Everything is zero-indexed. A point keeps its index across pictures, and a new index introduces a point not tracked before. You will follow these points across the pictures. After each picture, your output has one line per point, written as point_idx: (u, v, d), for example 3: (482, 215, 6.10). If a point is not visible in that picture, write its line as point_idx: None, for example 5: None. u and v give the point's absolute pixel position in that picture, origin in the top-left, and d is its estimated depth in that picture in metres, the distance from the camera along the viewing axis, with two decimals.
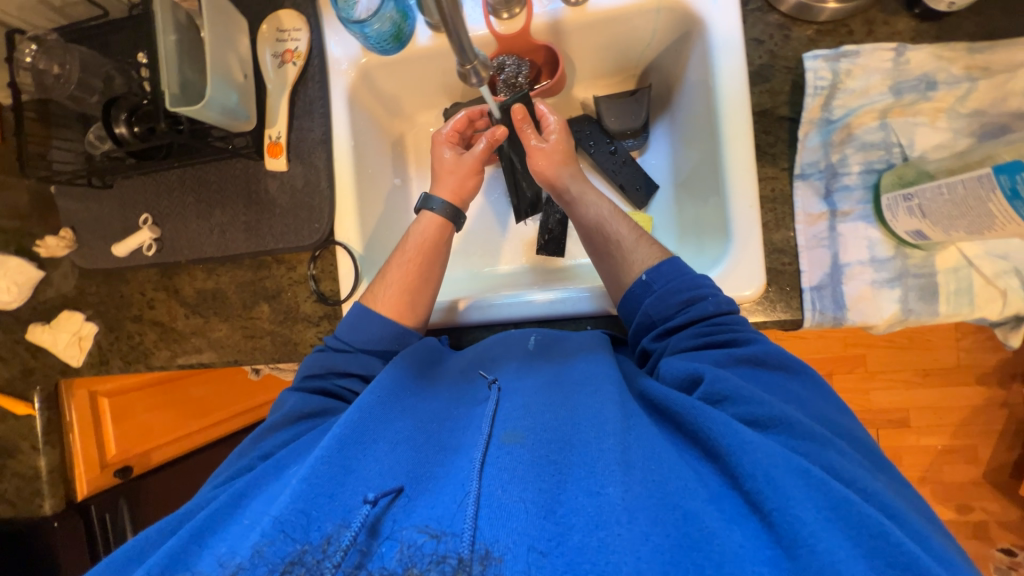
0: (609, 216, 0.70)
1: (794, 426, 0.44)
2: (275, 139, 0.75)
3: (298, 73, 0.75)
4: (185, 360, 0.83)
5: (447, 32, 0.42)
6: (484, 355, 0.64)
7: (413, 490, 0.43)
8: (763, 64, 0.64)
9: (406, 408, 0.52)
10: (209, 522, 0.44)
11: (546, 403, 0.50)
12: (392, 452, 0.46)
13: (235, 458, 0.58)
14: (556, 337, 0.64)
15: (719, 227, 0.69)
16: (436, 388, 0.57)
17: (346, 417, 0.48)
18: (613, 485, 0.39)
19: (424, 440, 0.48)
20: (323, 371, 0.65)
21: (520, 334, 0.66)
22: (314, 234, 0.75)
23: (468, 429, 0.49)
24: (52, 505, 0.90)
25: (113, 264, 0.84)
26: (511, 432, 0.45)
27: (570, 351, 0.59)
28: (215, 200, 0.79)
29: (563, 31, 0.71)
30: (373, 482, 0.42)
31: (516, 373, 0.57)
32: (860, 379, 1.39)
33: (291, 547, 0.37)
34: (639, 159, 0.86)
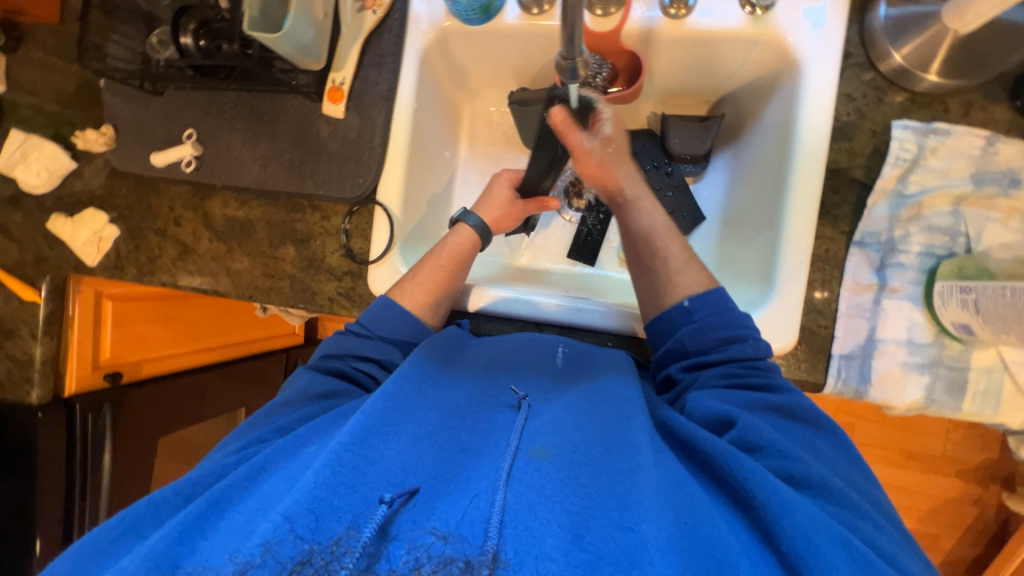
0: (662, 231, 0.66)
1: (833, 493, 0.45)
2: (339, 84, 0.73)
3: (375, 23, 0.73)
4: (200, 284, 0.83)
5: (565, 17, 0.40)
6: (512, 356, 0.63)
7: (431, 490, 0.42)
8: (849, 122, 0.62)
9: (429, 401, 0.51)
10: (226, 493, 0.46)
11: (577, 423, 0.48)
12: (414, 447, 0.45)
13: (250, 429, 0.60)
14: (587, 354, 0.64)
15: (760, 270, 0.68)
16: (460, 381, 0.56)
17: (370, 408, 0.47)
18: (647, 523, 0.38)
19: (447, 437, 0.48)
20: (342, 352, 0.66)
21: (548, 342, 0.66)
22: (357, 189, 0.74)
23: (494, 434, 0.49)
24: (38, 395, 0.92)
25: (148, 173, 0.82)
26: (539, 447, 0.45)
27: (598, 371, 0.59)
28: (265, 131, 0.77)
29: (654, 41, 0.69)
30: (392, 478, 0.42)
31: (547, 394, 0.56)
32: None
33: (298, 546, 0.37)
34: (692, 186, 0.85)
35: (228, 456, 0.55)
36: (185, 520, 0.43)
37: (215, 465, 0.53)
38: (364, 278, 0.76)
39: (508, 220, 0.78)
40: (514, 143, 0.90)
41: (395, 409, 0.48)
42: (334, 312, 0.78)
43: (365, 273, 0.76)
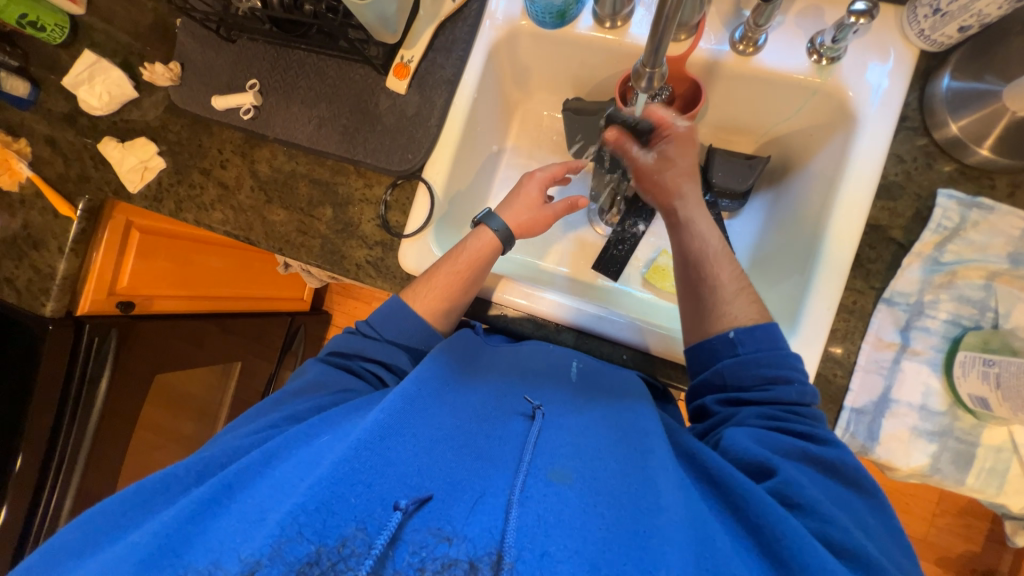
0: (712, 255, 0.66)
1: (874, 566, 0.43)
2: (406, 61, 0.75)
3: (452, 10, 0.75)
4: (234, 229, 0.84)
5: (655, 31, 0.43)
6: (530, 367, 0.64)
7: (444, 499, 0.43)
8: (895, 182, 0.64)
9: (445, 405, 0.52)
10: (238, 476, 0.46)
11: (596, 449, 0.49)
12: (429, 451, 0.46)
13: (267, 411, 0.61)
14: (599, 372, 0.64)
15: (784, 312, 0.69)
16: (475, 387, 0.57)
17: (387, 408, 0.48)
18: (666, 565, 0.38)
19: (462, 444, 0.48)
20: (353, 350, 0.67)
21: (563, 356, 0.67)
22: (404, 163, 0.76)
23: (509, 443, 0.50)
24: (53, 309, 0.94)
25: (205, 113, 0.84)
26: (558, 470, 0.46)
27: (617, 392, 0.59)
28: (326, 94, 0.79)
29: (717, 73, 0.70)
30: (405, 482, 0.43)
31: (562, 410, 0.56)
32: None
33: (307, 547, 0.37)
34: (726, 221, 0.86)
35: (244, 434, 0.56)
36: (197, 500, 0.43)
37: (229, 445, 0.54)
38: (395, 250, 0.77)
39: (534, 227, 0.76)
40: (559, 150, 0.92)
41: (412, 410, 0.49)
42: (359, 279, 0.79)
43: (397, 246, 0.77)
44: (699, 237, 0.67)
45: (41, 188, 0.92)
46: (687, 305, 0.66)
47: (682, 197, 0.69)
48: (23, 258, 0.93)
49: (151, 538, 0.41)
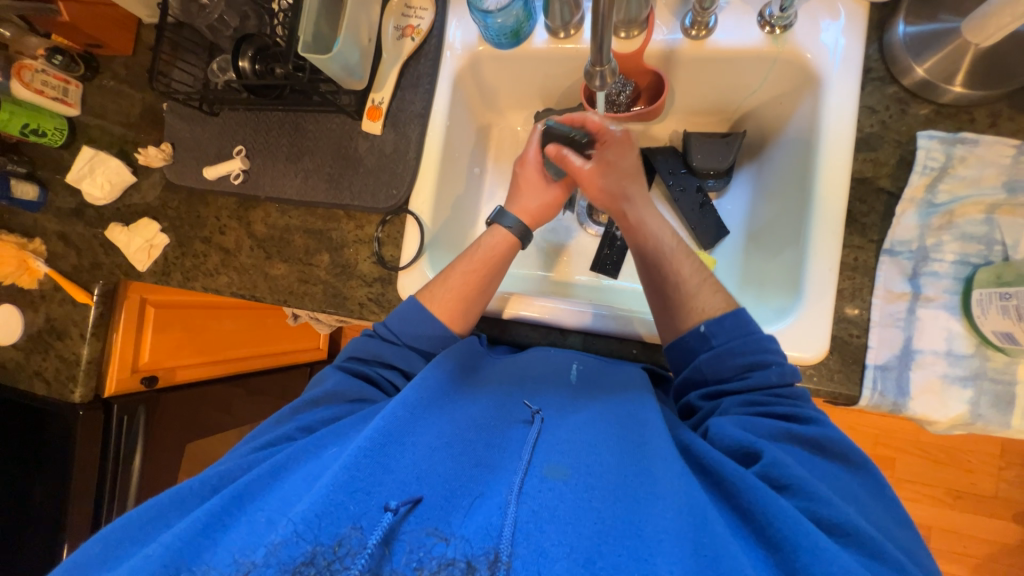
0: (670, 252, 0.66)
1: (868, 543, 0.42)
2: (378, 104, 0.78)
3: (413, 49, 0.78)
4: (240, 290, 0.87)
5: (594, 32, 0.44)
6: (528, 371, 0.65)
7: (440, 504, 0.43)
8: (872, 133, 0.63)
9: (446, 412, 0.53)
10: (248, 488, 0.46)
11: (593, 444, 0.49)
12: (429, 457, 0.46)
13: (277, 424, 0.61)
14: (598, 371, 0.65)
15: (787, 281, 0.68)
16: (476, 395, 0.58)
17: (388, 415, 0.48)
18: (662, 555, 0.37)
19: (461, 450, 0.49)
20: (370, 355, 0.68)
21: (562, 359, 0.67)
22: (390, 199, 0.78)
23: (510, 450, 0.51)
24: (82, 394, 0.96)
25: (199, 185, 0.88)
26: (553, 466, 0.47)
27: (615, 388, 0.60)
28: (308, 147, 0.83)
29: (676, 61, 0.72)
30: (401, 487, 0.43)
31: (561, 409, 0.57)
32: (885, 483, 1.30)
33: (303, 547, 0.37)
34: (715, 202, 0.87)
35: (251, 450, 0.56)
36: (201, 513, 0.43)
37: (238, 457, 0.54)
38: (394, 284, 0.78)
39: (546, 211, 0.77)
40: None
41: (412, 418, 0.50)
42: (364, 317, 0.80)
43: (395, 279, 0.79)
44: (653, 237, 0.67)
45: (59, 282, 0.97)
46: (655, 301, 0.65)
47: (629, 199, 0.69)
48: (49, 349, 0.98)
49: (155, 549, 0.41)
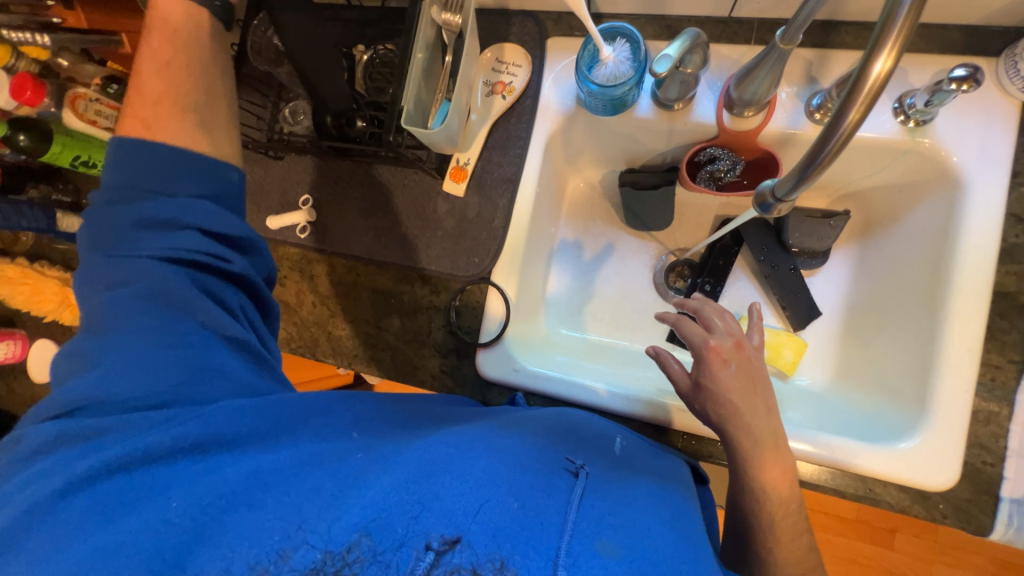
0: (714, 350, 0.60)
1: None
2: (462, 164, 0.73)
3: (504, 107, 0.73)
4: (298, 347, 0.81)
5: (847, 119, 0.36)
6: (572, 430, 0.58)
7: (483, 538, 0.35)
8: (1017, 244, 0.59)
9: (493, 447, 0.46)
10: (228, 493, 0.40)
11: (646, 522, 0.43)
12: (473, 489, 0.39)
13: (175, 333, 0.48)
14: (638, 451, 0.60)
15: (902, 384, 0.64)
16: (522, 436, 0.50)
17: (433, 450, 0.44)
18: None
19: (509, 488, 0.41)
20: (165, 220, 0.50)
21: (605, 429, 0.62)
22: (472, 268, 0.74)
23: (551, 494, 0.42)
24: None
25: (259, 232, 0.82)
26: (607, 541, 0.38)
27: (652, 474, 0.55)
28: (382, 202, 0.78)
29: (795, 142, 0.67)
30: (439, 522, 0.36)
31: (606, 475, 0.49)
32: (921, 543, 1.31)
33: (316, 557, 0.34)
34: (808, 279, 0.81)
35: (189, 368, 0.47)
36: (199, 508, 0.39)
37: (184, 395, 0.46)
38: (470, 357, 0.74)
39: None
40: (613, 221, 0.91)
41: (447, 458, 0.43)
42: (435, 389, 0.75)
43: (472, 353, 0.74)
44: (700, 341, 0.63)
45: None
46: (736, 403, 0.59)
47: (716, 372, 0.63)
48: None
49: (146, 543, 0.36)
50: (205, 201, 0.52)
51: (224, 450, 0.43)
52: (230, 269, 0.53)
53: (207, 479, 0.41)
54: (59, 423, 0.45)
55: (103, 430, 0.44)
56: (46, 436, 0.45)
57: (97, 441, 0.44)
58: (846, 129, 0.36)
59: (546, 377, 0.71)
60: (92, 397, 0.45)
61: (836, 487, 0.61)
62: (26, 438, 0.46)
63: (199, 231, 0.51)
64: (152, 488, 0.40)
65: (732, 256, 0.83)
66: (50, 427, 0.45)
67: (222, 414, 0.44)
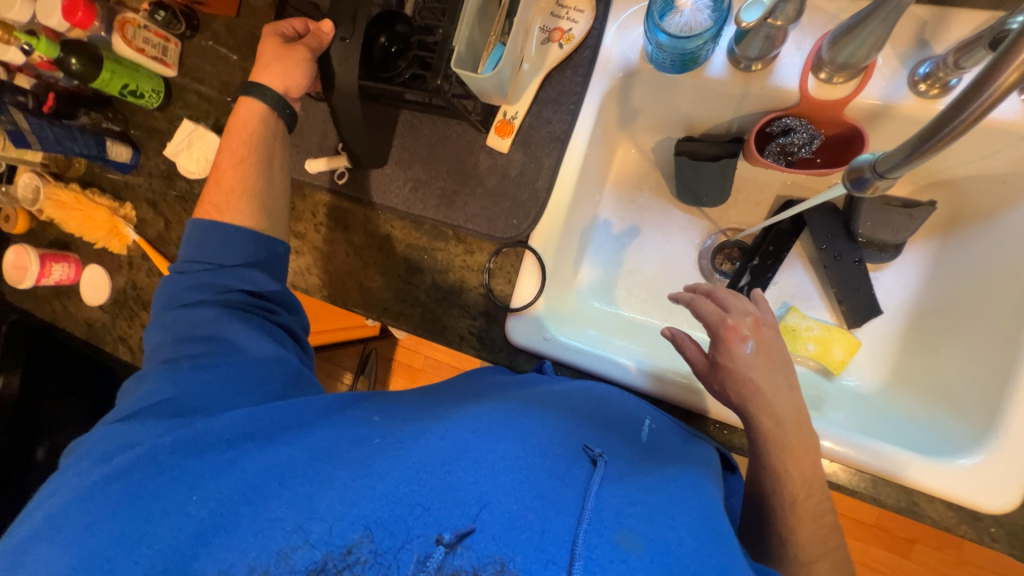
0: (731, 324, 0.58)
1: None
2: (509, 118, 0.69)
3: (560, 58, 0.68)
4: (330, 294, 0.82)
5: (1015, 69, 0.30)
6: (599, 412, 0.55)
7: (493, 533, 0.35)
8: None
9: (512, 431, 0.45)
10: (241, 494, 0.42)
11: (667, 515, 0.40)
12: (489, 480, 0.39)
13: (221, 367, 0.56)
14: (669, 436, 0.58)
15: (968, 402, 0.59)
16: (545, 416, 0.49)
17: (451, 434, 0.43)
18: None
19: (526, 478, 0.39)
20: (223, 285, 0.61)
21: (635, 410, 0.60)
22: (509, 230, 0.71)
23: (567, 484, 0.40)
24: None
25: (297, 175, 0.81)
26: (627, 534, 0.36)
27: (677, 457, 0.53)
28: (422, 154, 0.75)
29: (888, 117, 0.59)
30: (450, 516, 0.36)
31: (630, 463, 0.47)
32: (947, 562, 1.26)
33: (315, 554, 0.35)
34: (872, 274, 0.74)
35: (226, 392, 0.54)
36: (215, 509, 0.41)
37: (212, 405, 0.52)
38: (498, 322, 0.72)
39: None
40: (663, 193, 0.85)
41: (467, 445, 0.42)
42: (461, 350, 0.75)
43: (502, 318, 0.72)
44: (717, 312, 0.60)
45: (147, 251, 0.94)
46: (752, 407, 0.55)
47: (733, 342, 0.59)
48: (133, 318, 0.97)
49: (166, 550, 0.40)
50: (253, 266, 0.63)
51: (240, 447, 0.46)
52: (273, 318, 0.63)
53: (216, 478, 0.44)
54: (113, 427, 0.52)
55: (138, 434, 0.50)
56: (102, 440, 0.51)
57: (137, 440, 0.49)
58: (997, 89, 0.32)
59: (576, 350, 0.69)
60: (144, 408, 0.52)
61: (875, 496, 0.57)
62: (88, 439, 0.54)
63: (246, 294, 0.62)
64: (181, 484, 0.44)
65: (785, 245, 0.77)
66: (110, 430, 0.52)
67: (233, 420, 0.49)
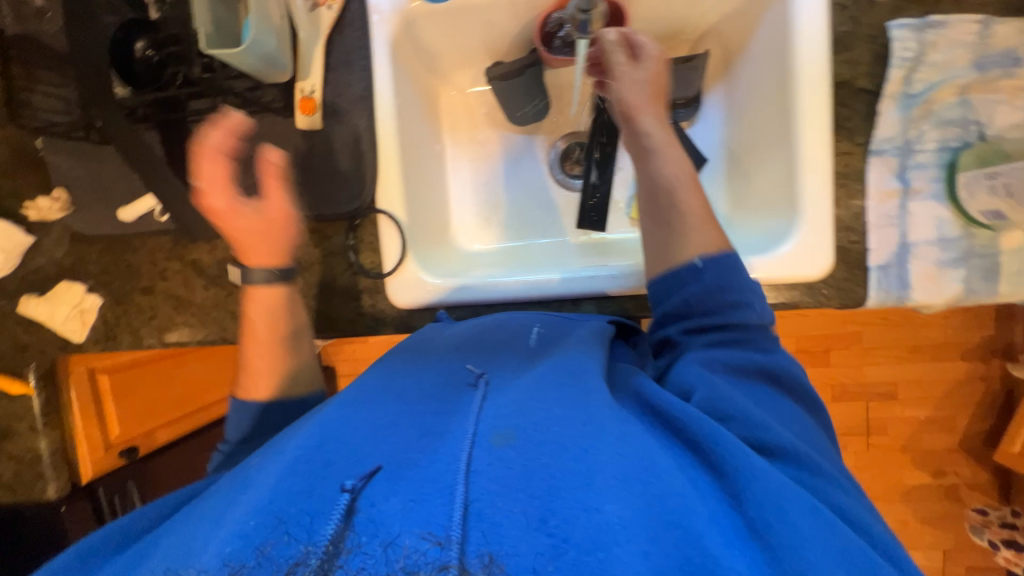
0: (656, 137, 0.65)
1: (800, 457, 0.43)
2: (309, 93, 0.68)
3: (333, 20, 0.68)
4: (206, 336, 0.76)
5: None
6: (484, 337, 0.58)
7: (390, 470, 0.38)
8: (845, 32, 0.61)
9: (394, 393, 0.48)
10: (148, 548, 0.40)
11: (549, 403, 0.43)
12: (378, 437, 0.41)
13: None
14: (560, 330, 0.60)
15: (781, 199, 0.67)
16: (429, 368, 0.53)
17: (342, 410, 0.45)
18: (611, 503, 0.35)
19: (408, 425, 0.43)
20: None
21: (522, 323, 0.62)
22: (352, 201, 0.70)
23: (451, 415, 0.44)
24: (55, 489, 0.83)
25: (121, 229, 0.75)
26: (500, 431, 0.40)
27: (568, 343, 0.55)
28: (239, 160, 0.71)
29: None
30: (349, 468, 0.39)
31: (509, 373, 0.51)
32: (855, 354, 1.41)
33: (294, 548, 0.34)
34: (689, 130, 0.81)
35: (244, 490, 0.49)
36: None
37: None
38: (382, 292, 0.72)
39: None
40: (496, 122, 0.87)
41: (355, 413, 0.44)
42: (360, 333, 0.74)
43: (383, 287, 0.72)
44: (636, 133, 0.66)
45: None
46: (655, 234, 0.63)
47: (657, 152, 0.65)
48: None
49: None
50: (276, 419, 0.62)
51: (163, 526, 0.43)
52: None
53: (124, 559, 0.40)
54: None
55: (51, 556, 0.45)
56: None
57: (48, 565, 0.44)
58: None
59: (460, 287, 0.71)
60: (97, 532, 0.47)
61: None
62: None
63: None
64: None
65: (613, 133, 0.83)
66: None
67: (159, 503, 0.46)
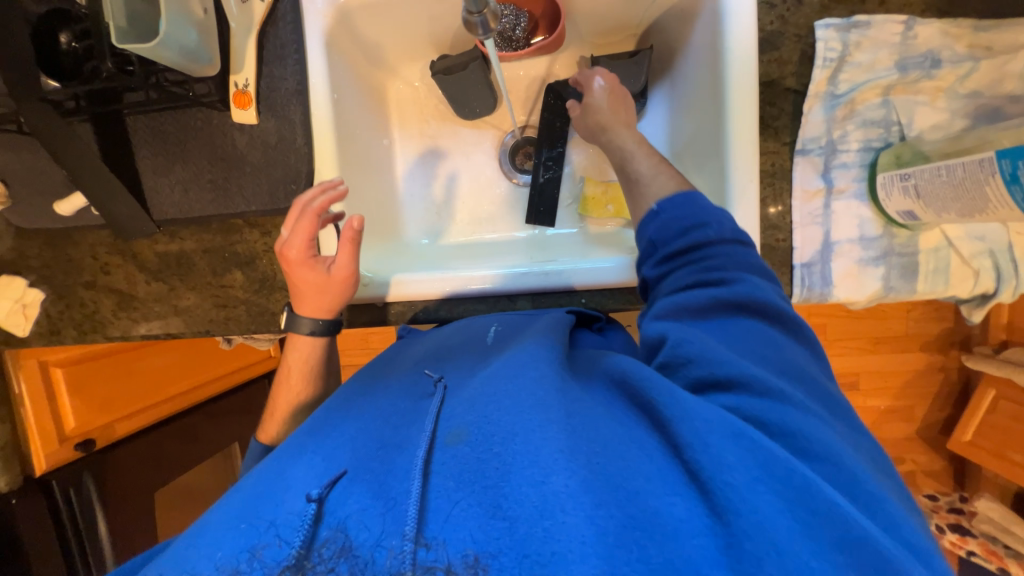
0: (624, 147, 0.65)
1: (753, 385, 0.39)
2: (242, 87, 0.67)
3: (265, 12, 0.67)
4: (148, 329, 0.76)
5: None
6: (443, 347, 0.60)
7: (356, 477, 0.38)
8: (773, 31, 0.62)
9: (355, 413, 0.48)
10: None
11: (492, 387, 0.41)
12: (339, 452, 0.41)
13: None
14: (515, 326, 0.61)
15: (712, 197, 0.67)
16: (391, 386, 0.53)
17: (306, 438, 0.45)
18: (557, 472, 0.33)
19: (367, 441, 0.42)
20: None
21: (482, 324, 0.64)
22: (291, 196, 0.70)
23: (410, 420, 0.43)
24: (8, 481, 0.86)
25: (57, 224, 0.74)
26: (454, 430, 0.38)
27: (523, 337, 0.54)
28: (176, 154, 0.70)
29: None
30: (315, 481, 0.38)
31: (467, 371, 0.51)
32: None
33: (286, 552, 0.33)
34: (636, 126, 0.82)
35: None
36: None
37: None
38: None
39: None
40: (446, 116, 0.86)
41: (320, 437, 0.44)
42: None
43: None
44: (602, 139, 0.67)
45: None
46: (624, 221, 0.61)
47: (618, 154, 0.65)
48: None
49: None
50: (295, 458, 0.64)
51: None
52: None
53: None
54: None
55: None
56: None
57: None
58: None
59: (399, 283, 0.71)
60: None
61: None
62: None
63: None
64: None
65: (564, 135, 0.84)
66: None
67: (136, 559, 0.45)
